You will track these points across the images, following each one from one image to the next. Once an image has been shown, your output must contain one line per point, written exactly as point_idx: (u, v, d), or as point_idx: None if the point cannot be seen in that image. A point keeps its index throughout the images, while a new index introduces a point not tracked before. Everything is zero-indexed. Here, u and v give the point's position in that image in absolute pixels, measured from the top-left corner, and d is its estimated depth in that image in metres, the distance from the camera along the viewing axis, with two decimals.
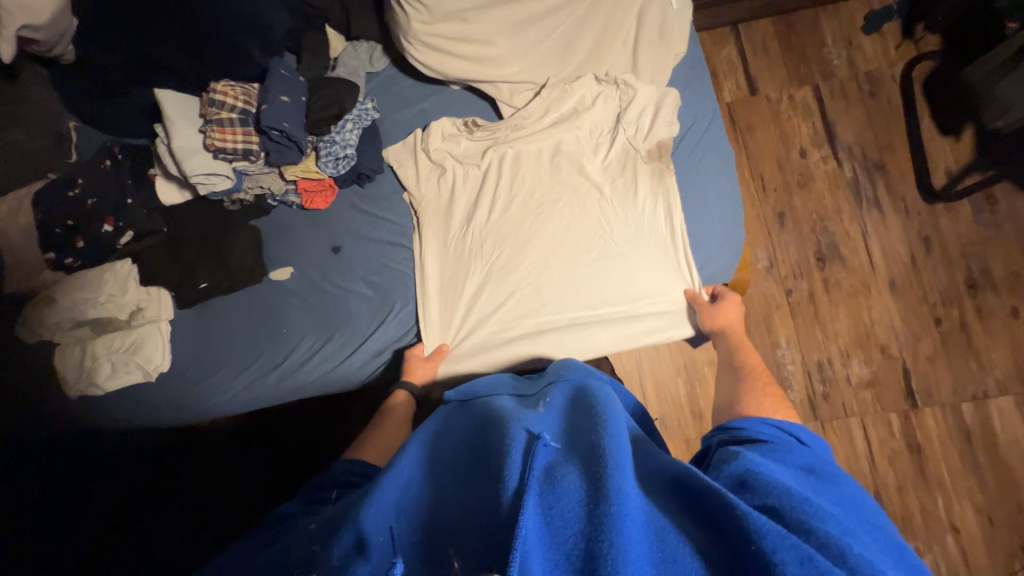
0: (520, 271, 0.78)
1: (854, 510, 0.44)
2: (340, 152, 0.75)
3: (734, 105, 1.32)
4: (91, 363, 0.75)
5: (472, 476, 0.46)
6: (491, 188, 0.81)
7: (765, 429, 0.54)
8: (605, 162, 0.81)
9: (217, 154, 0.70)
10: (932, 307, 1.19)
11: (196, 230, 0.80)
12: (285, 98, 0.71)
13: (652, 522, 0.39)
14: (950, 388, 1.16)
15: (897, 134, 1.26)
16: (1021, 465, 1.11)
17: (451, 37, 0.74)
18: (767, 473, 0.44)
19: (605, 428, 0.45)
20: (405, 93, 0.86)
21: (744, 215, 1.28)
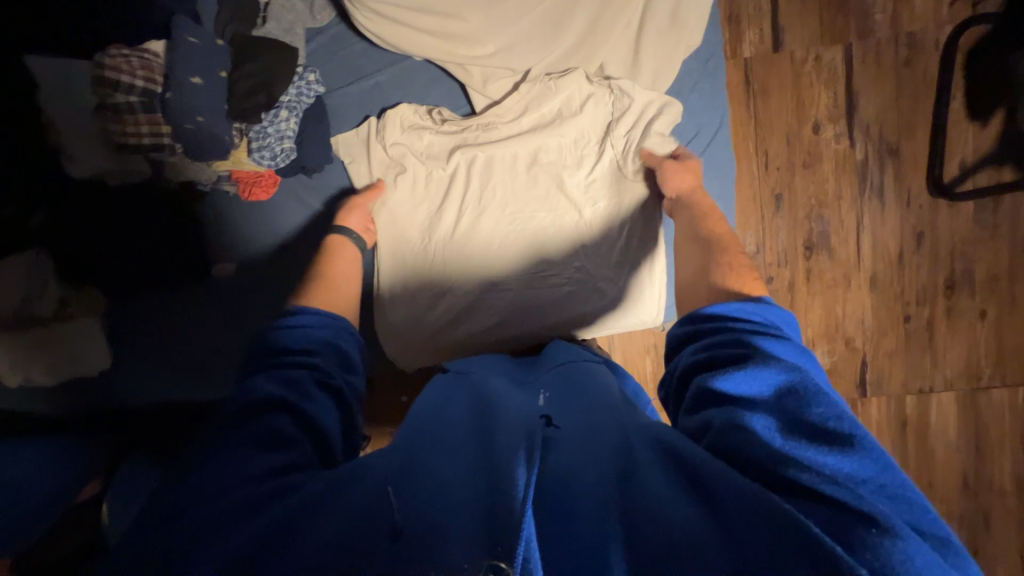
0: (506, 282, 0.82)
1: (832, 417, 0.45)
2: (278, 145, 0.73)
3: (753, 62, 1.15)
4: (23, 360, 0.73)
5: (469, 452, 0.50)
6: (467, 189, 0.82)
7: (731, 335, 0.56)
8: (589, 177, 0.83)
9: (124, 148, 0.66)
10: (905, 304, 1.19)
11: (123, 218, 0.75)
12: (196, 81, 0.65)
13: (645, 503, 0.42)
14: (900, 381, 1.21)
15: (923, 114, 1.14)
16: (944, 451, 1.21)
17: (406, 9, 0.77)
18: (744, 422, 0.46)
19: (600, 432, 0.52)
20: (357, 61, 0.83)
21: (740, 195, 1.18)
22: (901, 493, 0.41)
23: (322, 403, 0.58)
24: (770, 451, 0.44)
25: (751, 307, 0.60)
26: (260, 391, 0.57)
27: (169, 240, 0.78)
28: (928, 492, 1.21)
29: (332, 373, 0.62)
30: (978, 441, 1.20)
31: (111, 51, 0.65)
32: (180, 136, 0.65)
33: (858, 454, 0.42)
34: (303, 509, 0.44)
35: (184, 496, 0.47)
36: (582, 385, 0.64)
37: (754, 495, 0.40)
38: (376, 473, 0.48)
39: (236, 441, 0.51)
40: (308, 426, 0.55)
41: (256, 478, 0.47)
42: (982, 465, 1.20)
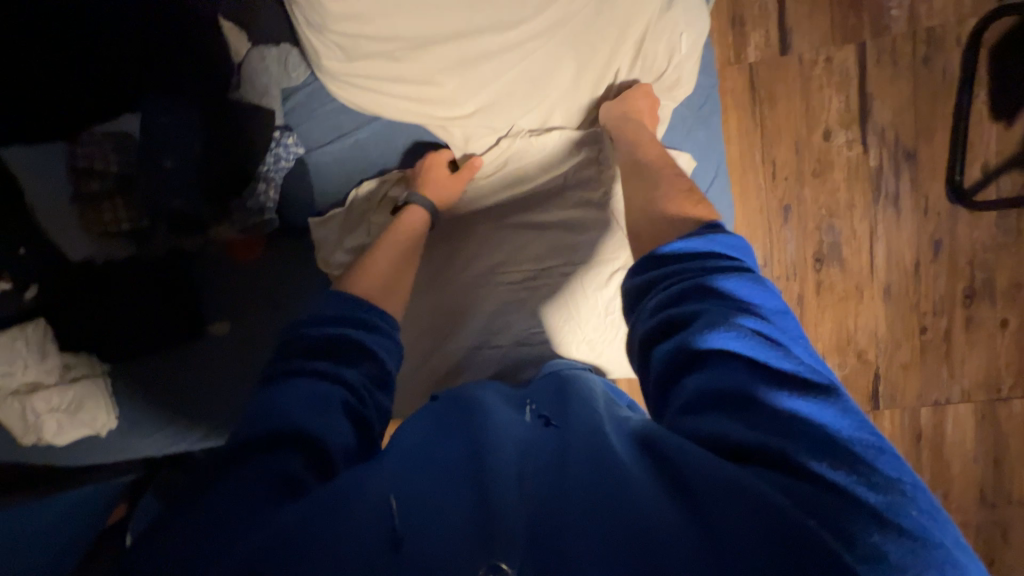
0: (496, 338, 0.78)
1: (796, 372, 0.44)
2: (257, 219, 0.80)
3: (758, 66, 1.09)
4: (32, 423, 0.75)
5: (449, 459, 0.48)
6: (460, 239, 0.81)
7: (689, 284, 0.52)
8: (585, 235, 0.78)
9: (108, 229, 0.75)
10: (921, 315, 1.14)
11: (111, 282, 0.77)
12: (167, 165, 0.73)
13: (639, 493, 0.39)
14: (916, 393, 1.16)
15: (942, 117, 1.08)
16: (959, 463, 1.17)
17: (381, 76, 0.73)
18: (720, 391, 0.44)
19: (583, 425, 0.49)
20: (337, 118, 0.81)
21: (746, 207, 1.13)
22: (867, 434, 0.41)
23: (339, 415, 0.52)
24: (747, 426, 0.41)
25: (701, 242, 0.56)
26: (282, 413, 0.50)
27: (166, 294, 0.79)
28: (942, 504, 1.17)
29: (360, 383, 0.56)
30: (997, 452, 1.16)
31: (87, 138, 0.73)
32: (163, 214, 0.75)
33: (826, 405, 0.42)
34: (308, 519, 0.40)
35: (179, 533, 0.41)
36: (564, 387, 0.62)
37: (736, 480, 0.37)
38: (354, 473, 0.45)
39: (237, 476, 0.45)
40: (323, 467, 0.48)
41: (262, 496, 0.43)
42: (1000, 477, 1.16)
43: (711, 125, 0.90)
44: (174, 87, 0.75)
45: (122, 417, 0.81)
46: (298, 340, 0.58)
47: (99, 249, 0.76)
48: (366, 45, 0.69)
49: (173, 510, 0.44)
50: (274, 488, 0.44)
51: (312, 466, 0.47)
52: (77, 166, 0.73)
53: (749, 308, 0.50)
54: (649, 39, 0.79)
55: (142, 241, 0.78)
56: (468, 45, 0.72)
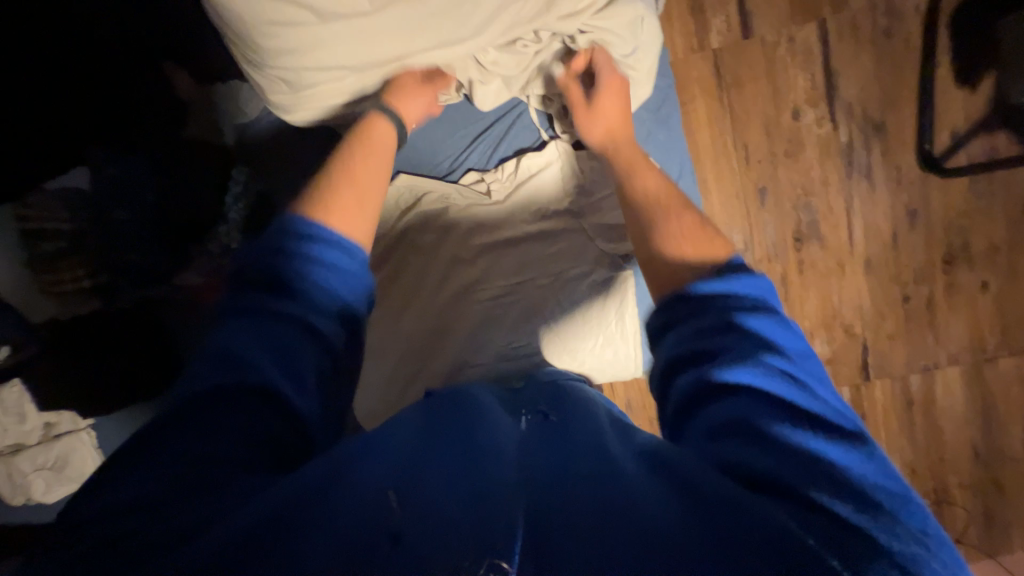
0: (475, 359, 0.79)
1: (821, 416, 0.43)
2: (222, 259, 0.78)
3: (722, 52, 1.09)
4: (21, 482, 0.77)
5: (447, 465, 0.45)
6: (436, 257, 0.81)
7: (714, 318, 0.51)
8: (557, 248, 0.81)
9: (66, 285, 0.74)
10: (903, 285, 1.15)
11: (81, 335, 0.76)
12: (123, 218, 0.74)
13: (642, 508, 0.38)
14: (903, 361, 1.18)
15: (907, 87, 1.08)
16: (952, 425, 1.19)
17: (332, 102, 0.72)
18: (744, 423, 0.42)
19: (576, 444, 0.48)
20: (290, 149, 0.79)
21: (722, 193, 1.13)
22: (890, 481, 0.40)
23: (309, 365, 0.52)
24: (771, 455, 0.40)
25: (724, 284, 0.53)
26: (249, 367, 0.49)
27: (141, 335, 0.78)
28: (938, 467, 1.19)
29: (337, 341, 0.56)
30: (986, 412, 1.18)
31: (36, 198, 0.72)
32: (126, 269, 0.75)
33: (851, 450, 0.41)
34: (300, 503, 0.39)
35: (153, 491, 0.40)
36: (556, 401, 0.60)
37: (756, 511, 0.36)
38: (337, 457, 0.45)
39: (209, 432, 0.44)
40: (294, 420, 0.49)
41: (242, 465, 0.43)
42: (991, 436, 1.18)
43: (670, 126, 0.90)
44: (131, 138, 0.77)
45: None
46: (259, 281, 0.55)
47: (61, 305, 0.75)
48: (307, 78, 0.67)
49: (131, 462, 0.43)
50: (250, 453, 0.44)
51: (286, 425, 0.48)
52: (31, 227, 0.72)
53: (778, 348, 0.48)
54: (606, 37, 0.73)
55: (106, 294, 0.76)
56: (414, 62, 0.71)
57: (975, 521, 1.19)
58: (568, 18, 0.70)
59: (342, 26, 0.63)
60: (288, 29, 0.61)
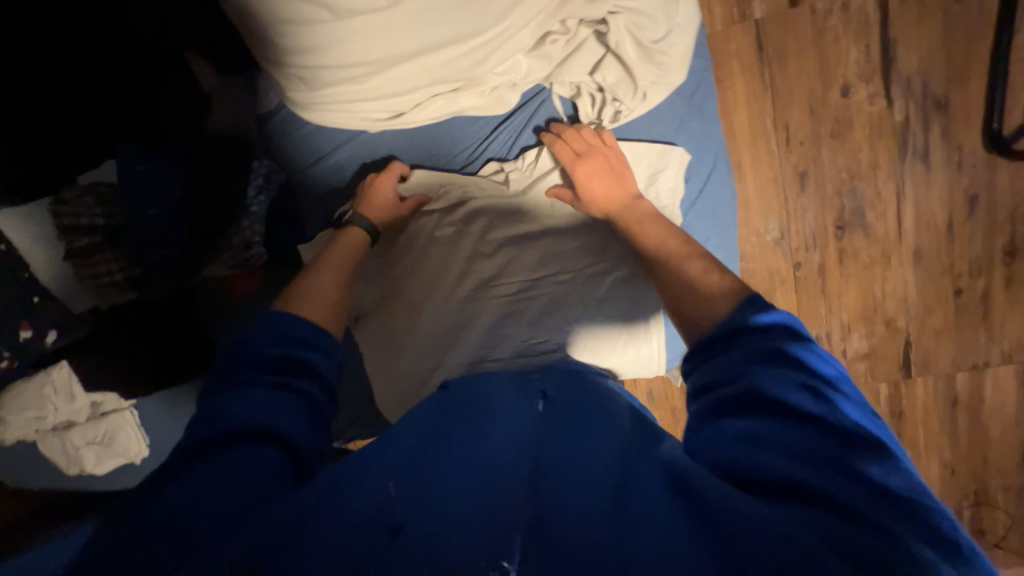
0: (495, 352, 0.77)
1: (844, 429, 0.43)
2: (246, 253, 0.81)
3: (765, 22, 1.00)
4: (75, 455, 0.83)
5: (461, 465, 0.47)
6: (454, 248, 0.79)
7: (745, 346, 0.53)
8: (576, 246, 0.81)
9: (99, 278, 0.77)
10: (956, 277, 1.07)
11: (119, 322, 0.80)
12: (151, 211, 0.73)
13: (649, 514, 0.39)
14: (950, 359, 1.11)
15: (977, 58, 0.98)
16: (999, 426, 1.12)
17: (351, 98, 0.70)
18: (764, 434, 0.44)
19: (584, 446, 0.49)
20: (313, 141, 0.80)
21: (758, 177, 1.06)
22: (919, 500, 0.39)
23: (299, 414, 0.56)
24: (787, 462, 0.41)
25: (760, 316, 0.56)
26: (242, 416, 0.53)
27: (174, 322, 0.82)
28: (981, 469, 1.13)
29: (320, 398, 0.61)
30: None
31: (70, 191, 0.75)
32: (152, 264, 0.75)
33: (876, 465, 0.41)
34: (298, 515, 0.41)
35: (165, 515, 0.42)
36: (564, 397, 0.62)
37: (764, 517, 0.37)
38: (334, 475, 0.48)
39: (216, 465, 0.47)
40: (294, 457, 0.52)
41: (250, 481, 0.46)
42: None
43: (704, 112, 0.85)
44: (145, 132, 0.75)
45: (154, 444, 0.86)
46: (251, 355, 0.60)
47: (98, 295, 0.78)
48: (326, 78, 0.65)
49: (141, 506, 0.45)
50: (257, 475, 0.47)
51: (285, 457, 0.51)
52: (66, 222, 0.75)
53: (806, 368, 0.49)
54: (638, 20, 0.70)
55: (139, 287, 0.78)
56: (433, 58, 0.66)
57: (1019, 527, 1.13)
58: (596, 3, 0.67)
59: (362, 22, 0.58)
60: (300, 29, 0.57)
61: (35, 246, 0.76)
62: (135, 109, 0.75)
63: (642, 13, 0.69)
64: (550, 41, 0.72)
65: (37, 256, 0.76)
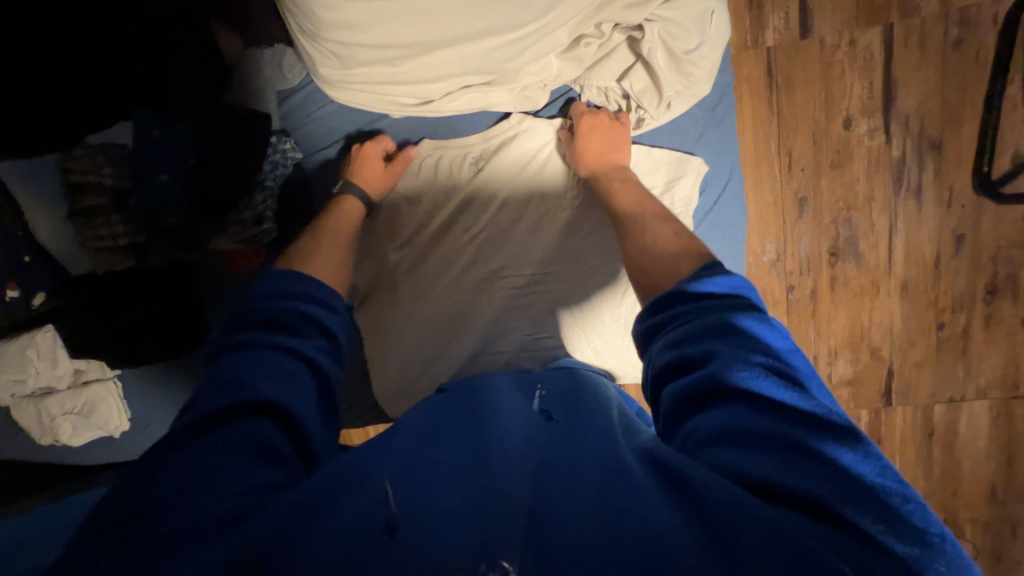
0: (499, 344, 0.82)
1: (811, 414, 0.44)
2: (256, 230, 0.80)
3: (776, 51, 1.04)
4: (50, 424, 0.80)
5: (447, 469, 0.47)
6: (460, 240, 0.82)
7: (704, 323, 0.53)
8: (586, 237, 0.83)
9: (101, 243, 0.73)
10: (939, 311, 1.11)
11: (113, 291, 0.78)
12: (164, 178, 0.73)
13: (653, 511, 0.39)
14: (929, 390, 1.14)
15: (971, 105, 1.02)
16: (971, 460, 1.15)
17: (381, 80, 0.70)
18: (735, 428, 0.44)
19: (578, 442, 0.50)
20: (332, 122, 0.84)
21: (759, 200, 1.09)
22: (885, 478, 0.40)
23: (305, 390, 0.56)
24: (760, 460, 0.41)
25: (704, 291, 0.57)
26: (258, 387, 0.53)
27: (171, 295, 0.81)
28: (951, 500, 1.16)
29: (329, 367, 0.61)
30: (1009, 450, 1.14)
31: (81, 150, 0.72)
32: (161, 231, 0.73)
33: (842, 447, 0.41)
34: (311, 505, 0.42)
35: (163, 496, 0.43)
36: (558, 397, 0.63)
37: (756, 516, 0.36)
38: (340, 464, 0.49)
39: (219, 439, 0.48)
40: (297, 440, 0.52)
41: (253, 464, 0.46)
42: (1011, 474, 1.15)
43: (724, 128, 0.87)
44: (166, 105, 0.76)
45: (136, 417, 0.86)
46: (250, 316, 0.60)
47: (97, 261, 0.75)
48: (359, 56, 0.64)
49: (138, 487, 0.44)
50: (256, 459, 0.47)
51: (291, 442, 0.52)
52: (72, 181, 0.72)
53: (764, 348, 0.50)
54: (672, 29, 0.71)
55: (142, 255, 0.76)
56: (469, 48, 0.66)
57: (983, 558, 1.16)
58: (633, 9, 0.68)
59: (403, 3, 0.58)
60: (339, 5, 0.57)
61: (35, 203, 0.73)
62: (163, 75, 0.76)
63: (677, 23, 0.70)
64: (584, 44, 0.73)
65: (38, 214, 0.73)
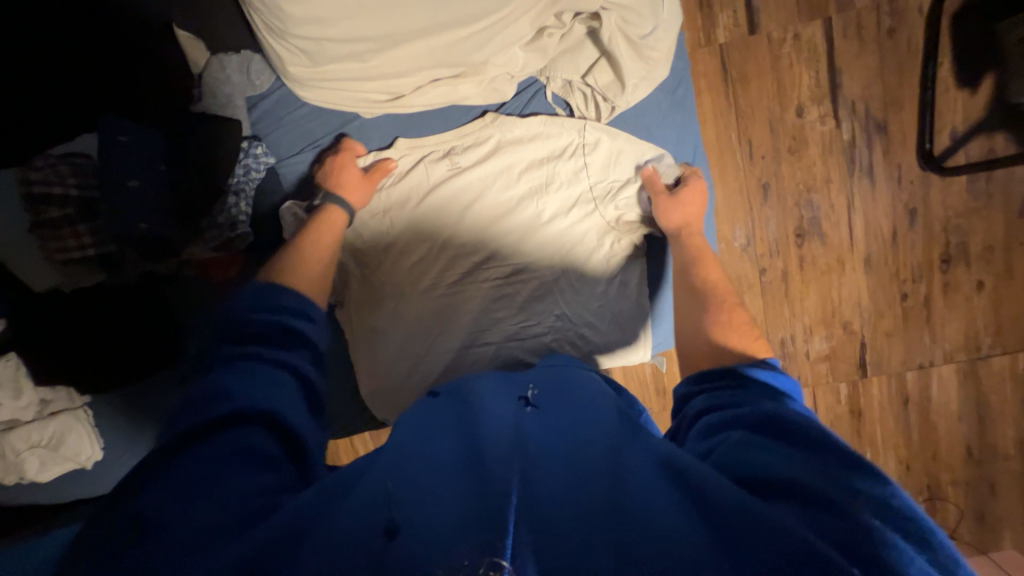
0: (486, 336, 0.84)
1: (836, 448, 0.43)
2: (231, 234, 0.81)
3: (728, 48, 1.10)
4: (13, 462, 0.76)
5: (462, 473, 0.45)
6: (434, 239, 0.83)
7: (744, 389, 0.56)
8: (563, 229, 0.85)
9: (63, 256, 0.72)
10: (902, 282, 1.17)
11: (72, 319, 0.76)
12: (133, 184, 0.71)
13: (641, 504, 0.40)
14: (900, 359, 1.19)
15: (909, 87, 1.10)
16: (946, 422, 1.20)
17: (351, 76, 0.71)
18: (755, 444, 0.45)
19: (580, 434, 0.50)
20: (306, 126, 0.84)
21: (725, 188, 1.14)
22: (916, 516, 0.38)
23: (291, 397, 0.55)
24: (789, 464, 0.41)
25: (759, 371, 0.61)
26: (240, 397, 0.52)
27: (140, 317, 0.80)
28: (932, 463, 1.21)
29: (313, 375, 0.61)
30: (980, 411, 1.19)
31: (42, 160, 0.71)
32: (130, 237, 0.71)
33: (867, 475, 0.41)
34: (311, 517, 0.41)
35: (152, 509, 0.41)
36: (564, 390, 0.63)
37: (752, 509, 0.37)
38: (342, 475, 0.48)
39: (212, 447, 0.47)
40: (291, 447, 0.51)
41: (238, 468, 0.45)
42: (985, 434, 1.20)
43: (685, 111, 0.91)
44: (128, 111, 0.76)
45: (109, 448, 0.83)
46: (235, 330, 0.60)
47: (58, 277, 0.73)
48: (330, 51, 0.66)
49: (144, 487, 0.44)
50: (246, 464, 0.46)
51: (282, 448, 0.50)
52: (31, 193, 0.69)
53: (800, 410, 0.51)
54: (626, 16, 0.74)
55: (113, 267, 0.75)
56: (437, 40, 0.68)
57: (967, 519, 1.20)
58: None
59: None
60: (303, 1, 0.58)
61: None
62: (123, 88, 0.76)
63: (630, 10, 0.73)
64: (547, 35, 0.76)
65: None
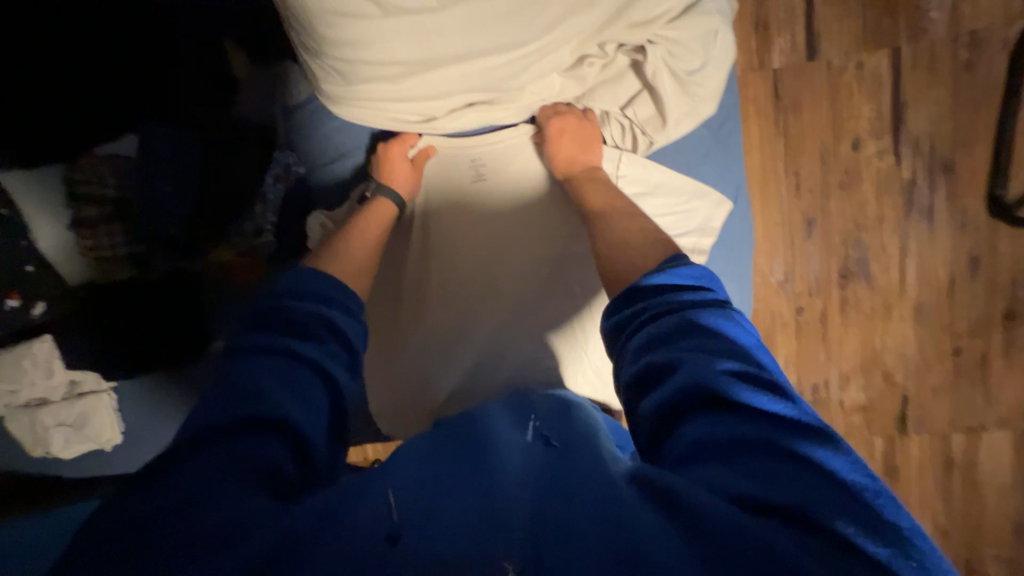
0: (499, 362, 0.81)
1: (790, 420, 0.43)
2: (256, 240, 0.82)
3: (783, 73, 1.04)
4: (42, 436, 0.80)
5: (465, 492, 0.44)
6: (455, 256, 0.81)
7: (668, 321, 0.52)
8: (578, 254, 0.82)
9: (99, 249, 0.78)
10: (956, 336, 1.07)
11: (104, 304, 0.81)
12: (166, 189, 0.78)
13: (641, 516, 0.38)
14: (947, 417, 1.10)
15: (984, 126, 1.01)
16: (995, 491, 1.10)
17: (384, 97, 0.72)
18: (721, 442, 0.42)
19: (575, 459, 0.48)
20: (335, 138, 0.80)
21: (766, 220, 1.08)
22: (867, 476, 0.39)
23: (317, 403, 0.54)
24: (771, 469, 0.39)
25: (664, 279, 0.57)
26: (272, 404, 0.50)
27: (164, 305, 0.83)
28: (975, 534, 1.10)
29: (346, 386, 0.59)
30: None
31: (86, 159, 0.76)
32: (163, 234, 0.79)
33: (829, 452, 0.40)
34: (311, 529, 0.39)
35: (183, 492, 0.42)
36: (568, 416, 0.61)
37: (748, 530, 0.35)
38: (349, 484, 0.46)
39: (229, 454, 0.46)
40: (301, 460, 0.50)
41: (252, 484, 0.44)
42: None
43: (729, 144, 0.87)
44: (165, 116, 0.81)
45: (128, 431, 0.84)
46: (277, 312, 0.59)
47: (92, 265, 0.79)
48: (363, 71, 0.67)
49: (154, 483, 0.43)
50: (265, 482, 0.44)
51: (293, 458, 0.49)
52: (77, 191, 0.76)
53: (728, 343, 0.49)
54: (672, 49, 0.72)
55: (144, 266, 0.81)
56: (472, 65, 0.69)
57: None
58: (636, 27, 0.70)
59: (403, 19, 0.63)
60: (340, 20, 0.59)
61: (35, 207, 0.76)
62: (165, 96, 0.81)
63: (678, 43, 0.71)
64: (587, 63, 0.74)
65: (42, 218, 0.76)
